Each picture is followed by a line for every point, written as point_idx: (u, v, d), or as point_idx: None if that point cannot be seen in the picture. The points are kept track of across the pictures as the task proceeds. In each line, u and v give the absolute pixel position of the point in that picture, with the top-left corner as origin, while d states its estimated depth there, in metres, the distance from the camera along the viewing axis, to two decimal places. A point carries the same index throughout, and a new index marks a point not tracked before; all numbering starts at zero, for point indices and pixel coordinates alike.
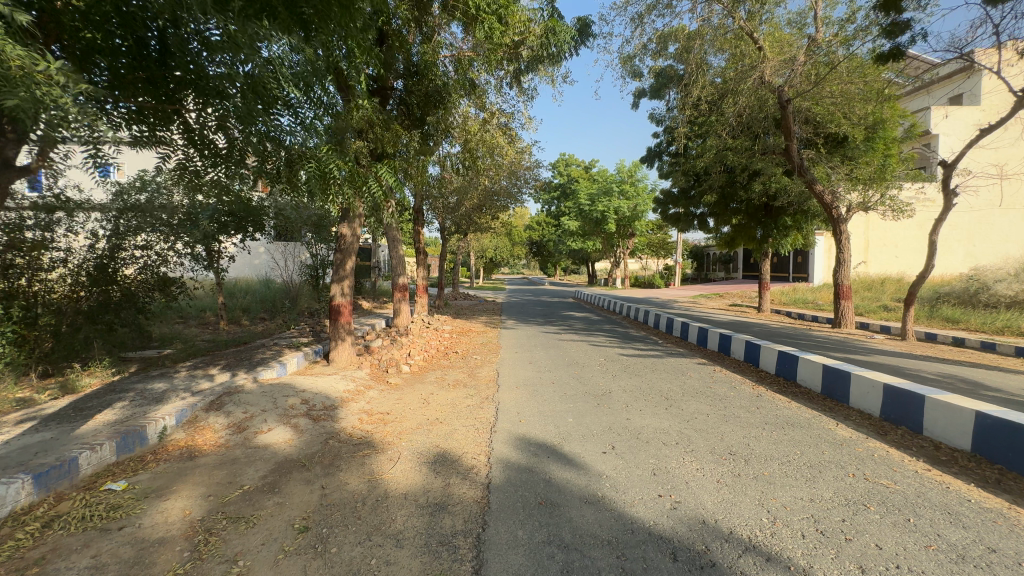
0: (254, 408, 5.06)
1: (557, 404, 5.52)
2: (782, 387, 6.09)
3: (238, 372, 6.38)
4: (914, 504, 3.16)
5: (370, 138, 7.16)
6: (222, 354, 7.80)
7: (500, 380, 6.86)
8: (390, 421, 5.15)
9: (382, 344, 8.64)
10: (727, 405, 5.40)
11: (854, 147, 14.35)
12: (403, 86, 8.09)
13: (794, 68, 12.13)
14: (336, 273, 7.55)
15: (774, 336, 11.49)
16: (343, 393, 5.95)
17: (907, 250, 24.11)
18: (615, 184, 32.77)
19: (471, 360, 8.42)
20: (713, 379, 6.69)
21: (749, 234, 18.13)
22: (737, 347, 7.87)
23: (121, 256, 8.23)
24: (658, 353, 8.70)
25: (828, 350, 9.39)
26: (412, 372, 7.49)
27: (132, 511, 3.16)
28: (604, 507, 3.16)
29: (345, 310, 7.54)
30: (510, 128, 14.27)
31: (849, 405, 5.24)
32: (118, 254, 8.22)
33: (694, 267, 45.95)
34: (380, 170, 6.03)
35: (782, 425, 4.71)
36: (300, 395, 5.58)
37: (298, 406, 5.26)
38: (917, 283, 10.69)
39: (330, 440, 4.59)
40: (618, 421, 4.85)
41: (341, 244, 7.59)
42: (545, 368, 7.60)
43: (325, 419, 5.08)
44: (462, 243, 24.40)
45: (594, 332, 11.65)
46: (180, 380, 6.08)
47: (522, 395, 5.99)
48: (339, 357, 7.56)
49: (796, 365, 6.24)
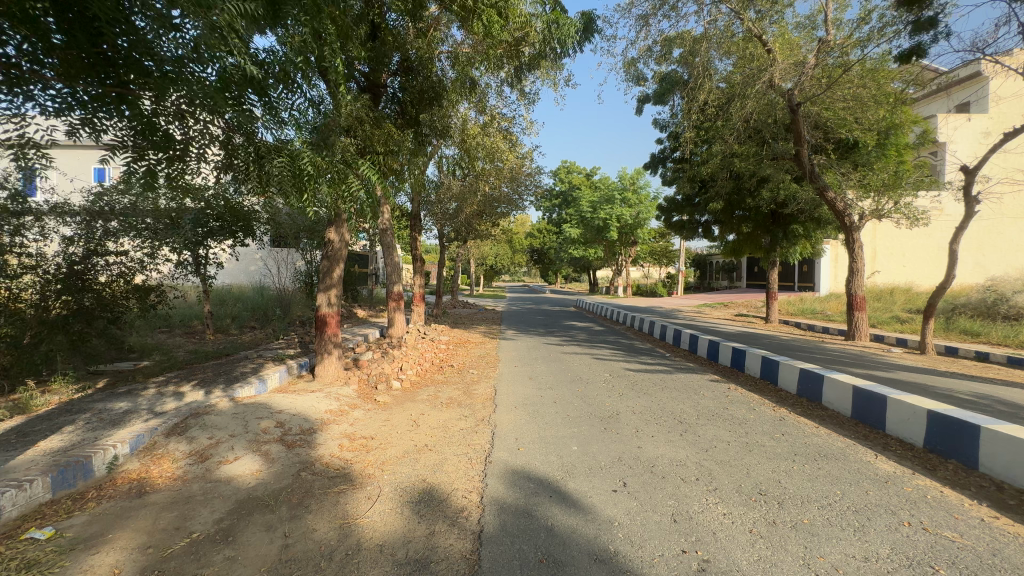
0: (221, 433, 4.52)
1: (559, 429, 4.99)
2: (807, 410, 5.53)
3: (212, 390, 5.86)
4: (992, 567, 2.61)
5: (359, 137, 6.64)
6: (200, 368, 7.26)
7: (497, 399, 6.31)
8: (373, 448, 4.60)
9: (372, 357, 8.10)
10: (748, 432, 4.86)
11: (865, 154, 13.91)
12: (397, 83, 7.59)
13: (804, 72, 11.75)
14: (323, 282, 7.04)
15: (787, 349, 10.92)
16: (324, 414, 5.41)
17: (917, 261, 23.55)
18: (617, 192, 32.45)
19: (467, 375, 7.89)
20: (728, 398, 6.16)
21: (755, 242, 17.68)
22: (753, 363, 7.33)
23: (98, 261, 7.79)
24: (667, 368, 8.15)
25: (848, 365, 8.82)
26: (403, 389, 6.95)
27: (49, 570, 2.64)
28: (619, 568, 2.62)
29: (332, 321, 7.04)
30: (511, 133, 13.86)
31: (885, 432, 4.70)
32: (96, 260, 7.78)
33: (696, 276, 45.46)
34: (369, 171, 5.63)
35: (812, 456, 4.19)
36: (276, 415, 5.05)
37: (271, 430, 4.71)
38: (938, 294, 10.14)
39: (302, 472, 4.04)
40: (628, 451, 4.32)
41: (330, 251, 7.09)
42: (547, 385, 7.07)
43: (300, 445, 4.55)
44: (462, 250, 23.93)
45: (598, 344, 11.10)
46: (146, 400, 5.55)
47: (521, 417, 5.45)
48: (324, 372, 7.03)
49: (821, 386, 5.70)
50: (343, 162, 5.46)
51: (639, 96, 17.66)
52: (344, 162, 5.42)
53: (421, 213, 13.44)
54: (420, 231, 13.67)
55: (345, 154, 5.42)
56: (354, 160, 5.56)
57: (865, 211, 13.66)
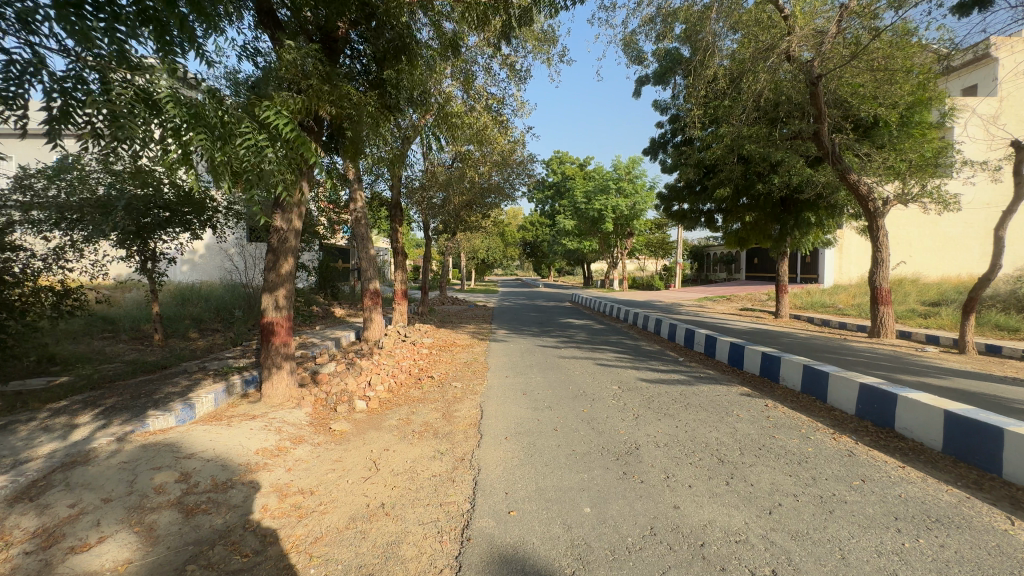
0: (90, 498, 3.22)
1: (563, 475, 3.73)
2: (880, 440, 4.33)
3: (115, 423, 4.57)
4: None
5: (310, 97, 5.31)
6: (119, 389, 5.96)
7: (484, 426, 5.02)
8: (307, 513, 3.31)
9: (336, 369, 6.83)
10: (816, 476, 3.66)
11: (888, 133, 12.64)
12: (359, 35, 6.15)
13: (823, 42, 10.47)
14: (267, 280, 5.72)
15: (812, 349, 9.77)
16: (255, 455, 4.10)
17: (925, 251, 22.59)
18: (613, 181, 31.02)
19: (450, 390, 6.58)
20: (770, 422, 4.92)
21: (763, 233, 16.39)
22: (791, 372, 6.11)
23: (16, 246, 6.57)
24: (685, 378, 6.92)
25: (893, 369, 7.64)
26: (369, 412, 5.65)
27: None
28: None
29: (280, 329, 5.78)
30: (500, 113, 12.54)
31: (1001, 475, 3.53)
32: (14, 246, 6.56)
33: (694, 268, 44.18)
34: (301, 133, 4.13)
35: (925, 523, 2.97)
36: (182, 461, 3.73)
37: (168, 488, 3.41)
38: (981, 286, 9.02)
39: (189, 565, 2.73)
40: (664, 516, 3.10)
41: (274, 244, 5.77)
42: (544, 403, 5.80)
43: (204, 511, 3.25)
44: (451, 244, 22.65)
45: (600, 346, 9.86)
46: (20, 440, 4.27)
47: (513, 455, 4.18)
48: (272, 393, 5.73)
49: (892, 407, 4.51)
50: (273, 126, 4.06)
51: (636, 77, 16.46)
52: (269, 120, 4.00)
53: (401, 202, 12.05)
54: (401, 222, 12.25)
55: (275, 109, 3.99)
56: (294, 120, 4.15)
57: (889, 197, 12.44)
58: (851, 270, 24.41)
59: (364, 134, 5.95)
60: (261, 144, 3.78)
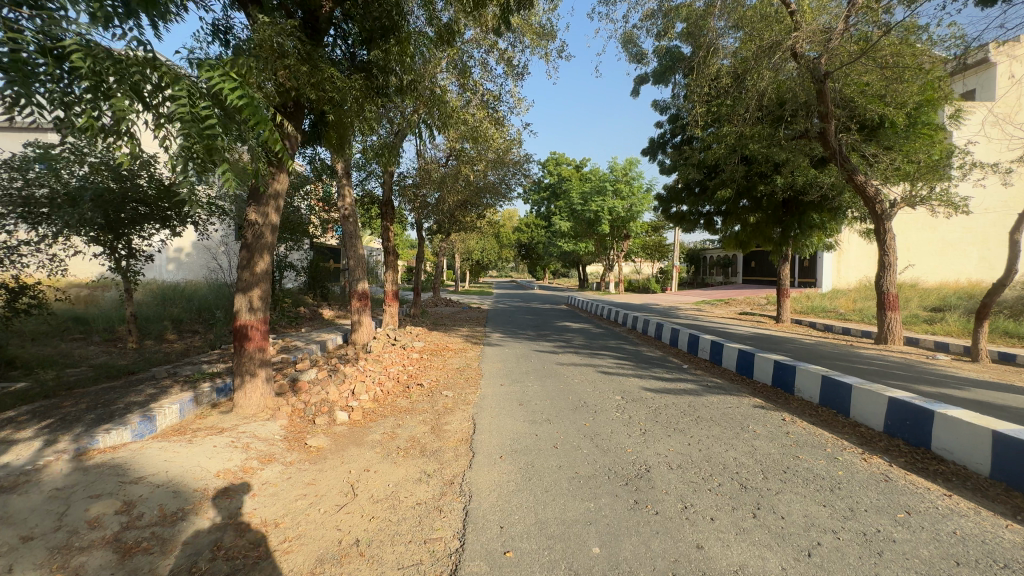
0: (7, 536, 2.73)
1: (565, 505, 3.27)
2: (916, 462, 3.91)
3: (60, 439, 4.05)
4: None
5: (287, 75, 4.84)
6: (76, 397, 5.42)
7: (476, 442, 4.55)
8: (263, 555, 2.81)
9: (317, 377, 6.33)
10: (855, 507, 3.21)
11: (895, 134, 12.21)
12: (343, 13, 5.68)
13: (830, 40, 10.09)
14: (241, 279, 5.21)
15: (820, 356, 9.37)
16: (217, 478, 3.60)
17: (924, 256, 22.38)
18: (609, 183, 30.61)
19: (440, 400, 6.09)
20: (791, 440, 4.48)
21: (765, 235, 16.00)
22: (807, 382, 5.69)
23: None
24: (693, 388, 6.47)
25: (910, 379, 7.25)
26: (351, 424, 5.17)
27: None
28: None
29: (254, 333, 5.27)
30: (496, 110, 12.08)
31: None
32: None
33: (690, 271, 43.93)
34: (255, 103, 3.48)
35: (993, 571, 2.53)
36: (126, 488, 3.24)
37: (105, 523, 2.90)
38: (996, 291, 8.66)
39: None
40: (685, 561, 2.64)
41: (248, 239, 5.26)
42: (542, 416, 5.33)
43: (144, 551, 2.75)
44: (445, 245, 22.11)
45: (600, 352, 9.38)
46: None
47: (509, 478, 3.72)
48: (245, 403, 5.22)
49: (929, 424, 4.09)
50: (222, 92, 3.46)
51: (636, 76, 16.07)
52: (216, 85, 3.40)
53: (392, 200, 11.55)
54: (393, 220, 11.76)
55: (221, 72, 3.37)
56: (248, 88, 3.57)
57: (897, 198, 12.00)
58: (850, 274, 24.17)
59: (349, 119, 5.47)
60: (200, 114, 3.17)
